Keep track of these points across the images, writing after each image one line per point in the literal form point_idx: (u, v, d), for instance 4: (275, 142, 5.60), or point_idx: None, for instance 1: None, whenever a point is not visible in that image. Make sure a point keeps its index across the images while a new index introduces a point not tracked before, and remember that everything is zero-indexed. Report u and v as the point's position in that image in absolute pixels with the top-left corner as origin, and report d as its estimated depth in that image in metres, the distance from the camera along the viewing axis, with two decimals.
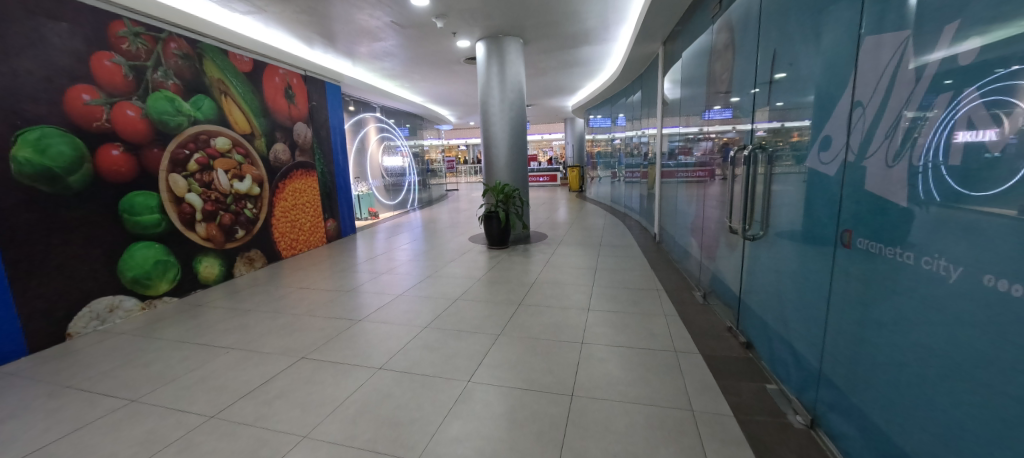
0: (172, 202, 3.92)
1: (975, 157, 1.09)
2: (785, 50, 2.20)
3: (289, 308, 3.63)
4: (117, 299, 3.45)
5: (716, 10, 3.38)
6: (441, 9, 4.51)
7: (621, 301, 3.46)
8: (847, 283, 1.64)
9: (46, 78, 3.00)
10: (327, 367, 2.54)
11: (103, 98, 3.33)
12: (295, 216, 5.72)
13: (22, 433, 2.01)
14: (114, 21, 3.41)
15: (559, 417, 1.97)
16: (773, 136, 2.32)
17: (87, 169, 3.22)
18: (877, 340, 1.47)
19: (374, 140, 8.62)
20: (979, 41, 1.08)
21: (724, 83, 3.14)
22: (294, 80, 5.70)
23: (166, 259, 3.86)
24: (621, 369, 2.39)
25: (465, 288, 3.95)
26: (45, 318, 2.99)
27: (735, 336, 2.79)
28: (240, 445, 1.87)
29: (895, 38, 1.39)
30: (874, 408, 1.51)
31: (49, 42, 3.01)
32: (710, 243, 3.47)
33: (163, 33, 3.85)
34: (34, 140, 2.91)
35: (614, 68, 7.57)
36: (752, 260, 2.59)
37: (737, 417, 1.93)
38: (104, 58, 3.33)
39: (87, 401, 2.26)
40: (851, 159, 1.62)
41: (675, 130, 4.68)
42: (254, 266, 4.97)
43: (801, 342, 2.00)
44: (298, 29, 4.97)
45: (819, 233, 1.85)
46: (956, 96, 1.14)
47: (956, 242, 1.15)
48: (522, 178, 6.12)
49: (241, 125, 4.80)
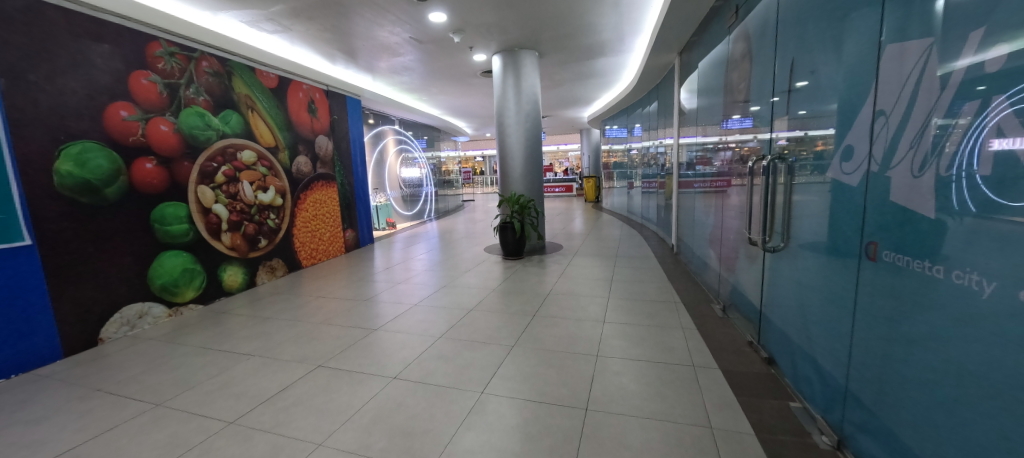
0: (200, 213, 4.08)
1: (1011, 165, 1.04)
2: (806, 58, 2.15)
3: (308, 316, 3.69)
4: (146, 305, 3.60)
5: (732, 20, 3.37)
6: (458, 24, 4.62)
7: (638, 314, 3.41)
8: (872, 297, 1.58)
9: (88, 95, 3.19)
10: (344, 376, 2.57)
11: (139, 114, 3.52)
12: (316, 227, 5.88)
13: (56, 433, 2.11)
14: (151, 42, 3.63)
15: (572, 431, 1.94)
16: (795, 145, 2.25)
17: (123, 182, 3.39)
18: (906, 356, 1.41)
19: (392, 152, 8.79)
20: (1007, 48, 1.05)
21: (741, 92, 3.11)
22: (316, 95, 5.89)
23: (192, 267, 4.01)
24: (637, 383, 2.34)
25: (480, 298, 3.97)
26: (80, 323, 3.14)
27: (756, 351, 2.69)
28: (257, 451, 1.90)
29: (920, 45, 1.35)
30: (904, 427, 1.45)
31: (92, 62, 3.22)
32: (729, 255, 3.40)
33: (196, 52, 4.07)
34: (76, 154, 3.08)
35: (630, 79, 7.59)
36: (774, 273, 2.51)
37: (757, 435, 1.87)
38: (141, 77, 3.54)
39: (116, 404, 2.35)
40: (875, 170, 1.57)
41: (692, 140, 4.62)
42: (276, 275, 5.11)
43: (825, 359, 1.93)
44: (322, 47, 5.16)
45: (844, 244, 1.78)
46: (987, 103, 1.10)
47: (992, 255, 1.09)
48: (538, 189, 6.13)
49: (266, 138, 4.98)
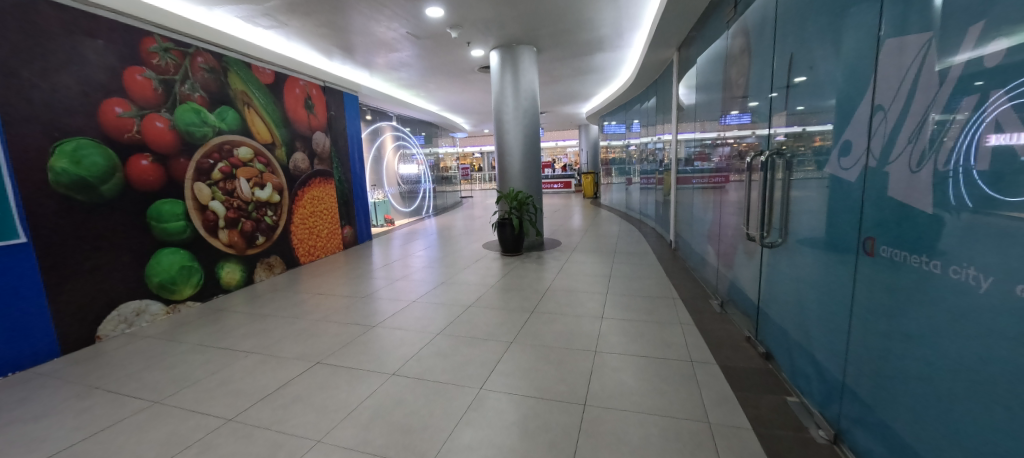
0: (197, 210, 4.06)
1: (1008, 160, 1.04)
2: (804, 54, 2.15)
3: (307, 313, 3.69)
4: (144, 303, 3.59)
5: (731, 15, 3.36)
6: (456, 20, 4.59)
7: (636, 309, 3.41)
8: (870, 291, 1.58)
9: (82, 92, 3.16)
10: (342, 373, 2.57)
11: (134, 110, 3.49)
12: (314, 224, 5.86)
13: (54, 431, 2.10)
14: (146, 37, 3.60)
15: (571, 427, 1.95)
16: (794, 141, 2.24)
17: (118, 178, 3.37)
18: (903, 351, 1.42)
19: (390, 148, 8.75)
20: (1006, 43, 1.05)
21: (740, 88, 3.10)
22: (314, 91, 5.85)
23: (190, 265, 3.99)
24: (635, 378, 2.35)
25: (479, 295, 3.96)
26: (77, 321, 3.13)
27: (754, 347, 2.71)
28: (256, 448, 1.91)
29: (919, 40, 1.34)
30: (901, 421, 1.45)
31: (86, 58, 3.18)
32: (727, 250, 3.40)
33: (191, 48, 4.03)
34: (71, 151, 3.06)
35: (628, 75, 7.56)
36: (773, 269, 2.51)
37: (755, 430, 1.88)
38: (135, 73, 3.51)
39: (114, 402, 2.35)
40: (873, 165, 1.57)
41: (691, 136, 4.62)
42: (274, 272, 5.10)
43: (823, 354, 1.94)
44: (318, 42, 5.12)
45: (841, 240, 1.78)
46: (985, 99, 1.10)
47: (988, 250, 1.09)
48: (536, 186, 6.12)
49: (263, 135, 4.96)
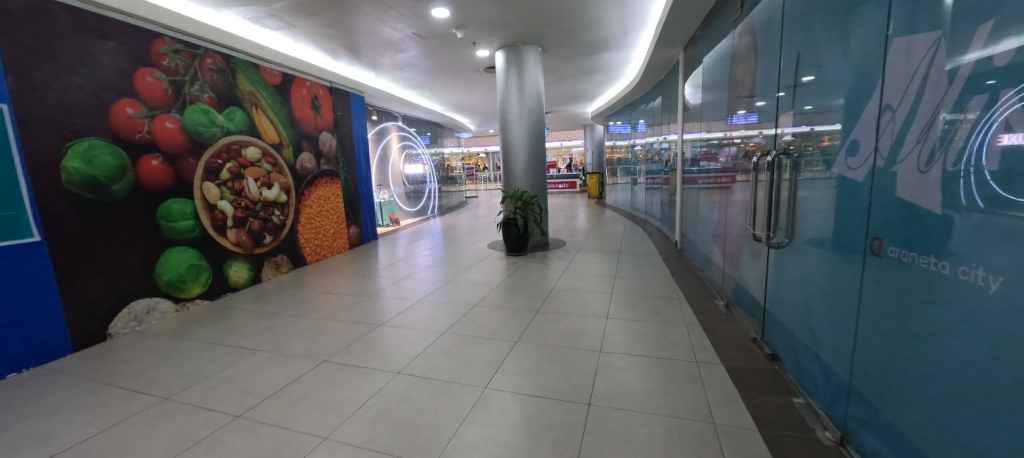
0: (206, 209, 4.12)
1: (1017, 160, 1.03)
2: (812, 52, 2.13)
3: (313, 312, 3.73)
4: (154, 300, 3.63)
5: (738, 13, 3.33)
6: (461, 20, 4.61)
7: (641, 309, 3.41)
8: (877, 291, 1.56)
9: (93, 93, 3.21)
10: (348, 371, 2.59)
11: (144, 111, 3.54)
12: (320, 223, 5.91)
13: (66, 426, 2.14)
14: (156, 39, 3.65)
15: (574, 426, 1.95)
16: (801, 140, 2.22)
17: (129, 178, 3.42)
18: (910, 352, 1.41)
19: (395, 148, 8.78)
20: (1016, 42, 1.04)
21: (746, 87, 3.09)
22: (320, 92, 5.90)
23: (198, 263, 4.04)
24: (640, 378, 2.35)
25: (483, 294, 3.97)
26: (88, 318, 3.18)
27: (759, 347, 2.69)
28: (265, 444, 1.93)
29: (928, 39, 1.33)
30: (909, 423, 1.44)
31: (97, 60, 3.24)
32: (733, 250, 3.38)
33: (201, 49, 4.09)
34: (83, 151, 3.11)
35: (634, 75, 7.54)
36: (779, 270, 2.50)
37: (761, 430, 1.87)
38: (146, 74, 3.56)
39: (125, 398, 2.38)
40: (881, 164, 1.56)
41: (697, 135, 4.60)
42: (280, 271, 5.15)
43: (830, 354, 1.92)
44: (324, 43, 5.16)
45: (849, 240, 1.77)
46: (995, 98, 1.09)
47: (998, 250, 1.08)
48: (541, 185, 6.13)
49: (270, 135, 5.00)
